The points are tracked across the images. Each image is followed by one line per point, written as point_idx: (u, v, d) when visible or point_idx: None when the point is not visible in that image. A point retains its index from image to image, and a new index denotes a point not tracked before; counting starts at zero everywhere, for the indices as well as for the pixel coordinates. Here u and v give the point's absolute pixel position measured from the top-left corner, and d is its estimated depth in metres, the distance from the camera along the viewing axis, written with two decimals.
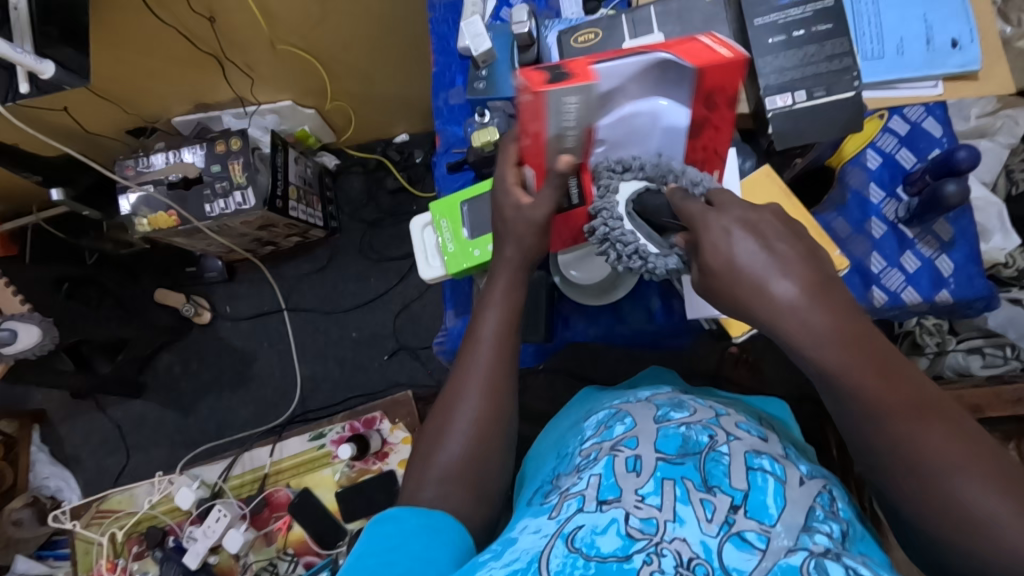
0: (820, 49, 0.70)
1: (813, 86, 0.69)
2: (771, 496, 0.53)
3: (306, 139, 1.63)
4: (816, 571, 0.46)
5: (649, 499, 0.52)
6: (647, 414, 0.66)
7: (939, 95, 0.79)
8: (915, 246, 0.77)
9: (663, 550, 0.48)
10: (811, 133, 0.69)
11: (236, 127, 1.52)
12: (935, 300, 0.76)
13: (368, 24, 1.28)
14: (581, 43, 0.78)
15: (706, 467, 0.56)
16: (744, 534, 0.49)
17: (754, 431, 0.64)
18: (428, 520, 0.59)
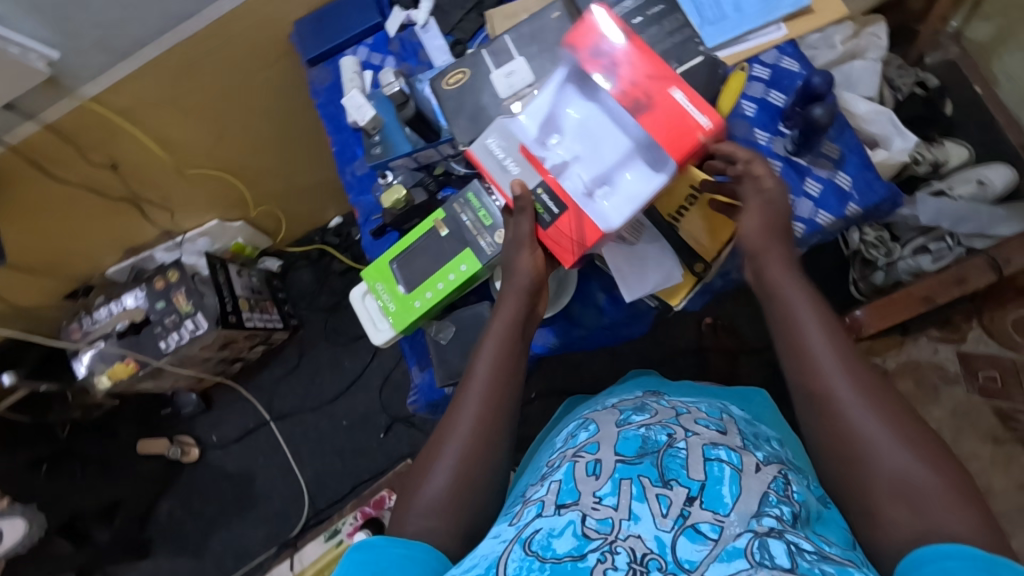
0: (661, 28, 0.77)
1: (666, 61, 0.75)
2: (726, 485, 0.57)
3: (242, 250, 1.64)
4: (759, 550, 0.50)
5: (606, 499, 0.56)
6: (610, 419, 0.69)
7: (785, 36, 0.85)
8: (812, 171, 0.82)
9: (618, 547, 0.52)
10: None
11: (169, 260, 1.53)
12: (847, 214, 0.81)
13: (269, 127, 1.32)
14: (453, 84, 0.81)
15: (663, 464, 0.60)
16: (698, 527, 0.53)
17: (713, 425, 0.67)
18: (412, 551, 0.57)
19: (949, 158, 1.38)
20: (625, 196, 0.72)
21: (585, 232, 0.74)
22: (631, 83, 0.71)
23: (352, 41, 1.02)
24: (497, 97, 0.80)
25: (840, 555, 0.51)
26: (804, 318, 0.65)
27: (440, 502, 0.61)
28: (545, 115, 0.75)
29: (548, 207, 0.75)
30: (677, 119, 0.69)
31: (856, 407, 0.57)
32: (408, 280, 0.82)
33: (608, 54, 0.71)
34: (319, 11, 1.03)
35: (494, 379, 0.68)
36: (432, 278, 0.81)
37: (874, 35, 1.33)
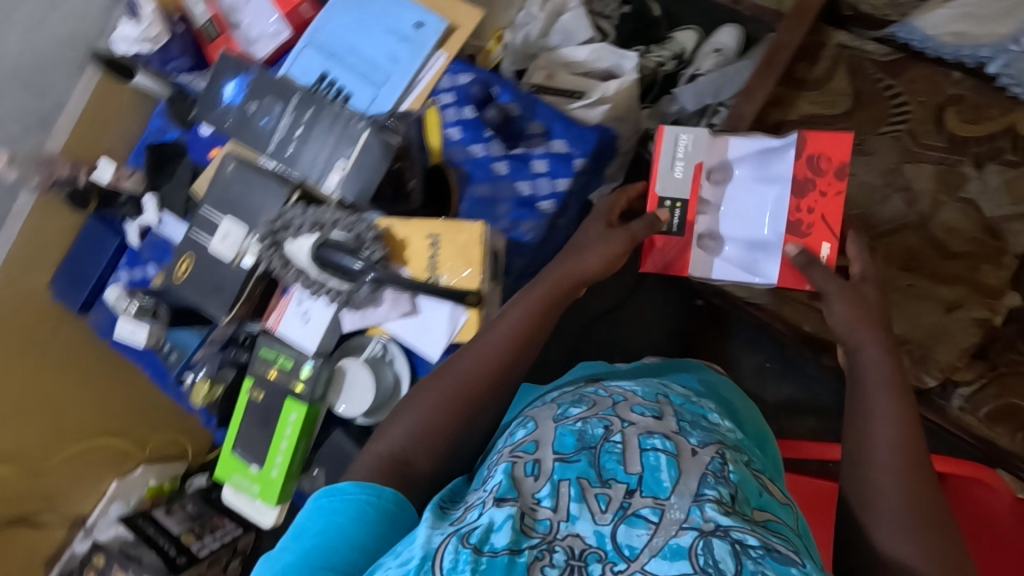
0: (322, 126, 0.77)
1: (344, 151, 0.76)
2: (664, 471, 0.58)
3: (163, 487, 1.36)
4: (703, 549, 0.52)
5: (544, 501, 0.57)
6: (547, 414, 0.68)
7: (448, 57, 0.91)
8: (532, 153, 0.87)
9: (556, 545, 0.53)
10: (364, 188, 0.76)
11: (86, 549, 1.30)
12: (578, 169, 0.86)
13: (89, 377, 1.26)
14: (182, 273, 0.79)
15: (601, 460, 0.60)
16: (638, 513, 0.56)
17: (651, 410, 0.67)
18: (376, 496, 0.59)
19: (684, 44, 1.54)
20: (725, 254, 0.96)
21: (683, 260, 0.96)
22: (812, 194, 0.89)
23: (109, 270, 1.03)
24: (225, 263, 0.77)
25: (786, 549, 0.54)
26: (885, 410, 0.66)
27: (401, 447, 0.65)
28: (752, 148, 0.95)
29: (675, 220, 0.94)
30: (812, 238, 0.89)
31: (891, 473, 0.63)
32: (255, 456, 0.82)
33: (817, 156, 0.90)
34: (66, 262, 1.05)
35: (505, 358, 0.68)
36: (273, 441, 0.81)
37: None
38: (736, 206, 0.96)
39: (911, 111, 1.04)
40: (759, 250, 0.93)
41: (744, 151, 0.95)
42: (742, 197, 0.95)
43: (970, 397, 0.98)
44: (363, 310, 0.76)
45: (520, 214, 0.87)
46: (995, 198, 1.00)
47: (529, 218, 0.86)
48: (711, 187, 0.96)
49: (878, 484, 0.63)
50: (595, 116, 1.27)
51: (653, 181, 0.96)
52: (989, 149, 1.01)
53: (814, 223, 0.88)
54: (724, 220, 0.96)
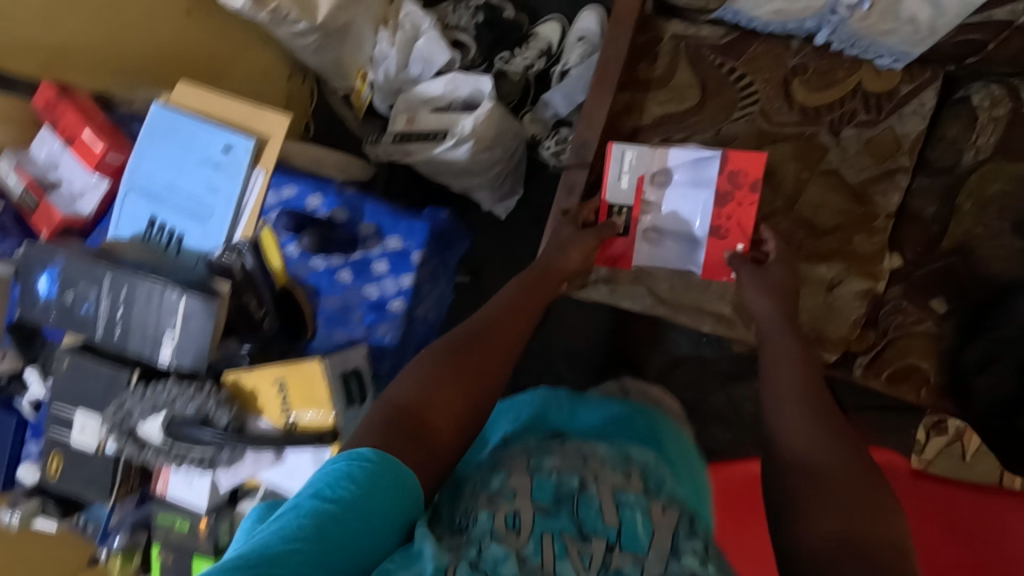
0: (139, 302, 0.76)
1: (166, 323, 0.75)
2: (640, 527, 0.57)
3: None
4: None
5: (531, 559, 0.53)
6: (519, 463, 0.64)
7: (267, 172, 0.89)
8: (370, 255, 0.86)
9: None
10: (198, 357, 0.75)
11: None
12: (418, 262, 0.85)
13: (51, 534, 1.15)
14: (55, 471, 0.80)
15: (581, 515, 0.58)
16: (620, 570, 0.53)
17: (619, 467, 0.65)
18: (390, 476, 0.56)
19: (550, 38, 1.48)
20: (665, 251, 0.98)
21: (628, 258, 0.98)
22: (734, 201, 0.91)
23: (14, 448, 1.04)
24: (91, 455, 0.78)
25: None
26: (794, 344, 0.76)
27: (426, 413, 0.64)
28: (688, 154, 0.94)
29: (622, 226, 0.96)
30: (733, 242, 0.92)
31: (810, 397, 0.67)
32: None
33: (739, 170, 0.91)
34: None
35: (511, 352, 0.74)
36: None
37: (410, 13, 1.44)
38: (672, 210, 0.96)
39: (759, 90, 1.00)
40: (693, 246, 0.96)
41: (682, 157, 0.95)
42: (677, 202, 0.96)
43: (869, 364, 0.98)
44: (230, 470, 0.78)
45: (376, 317, 0.86)
46: (857, 162, 0.98)
47: (384, 321, 0.86)
48: (652, 191, 0.96)
49: (785, 414, 0.65)
50: (463, 155, 1.24)
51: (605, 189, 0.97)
52: (843, 113, 0.97)
53: (736, 225, 0.92)
54: (662, 221, 0.97)
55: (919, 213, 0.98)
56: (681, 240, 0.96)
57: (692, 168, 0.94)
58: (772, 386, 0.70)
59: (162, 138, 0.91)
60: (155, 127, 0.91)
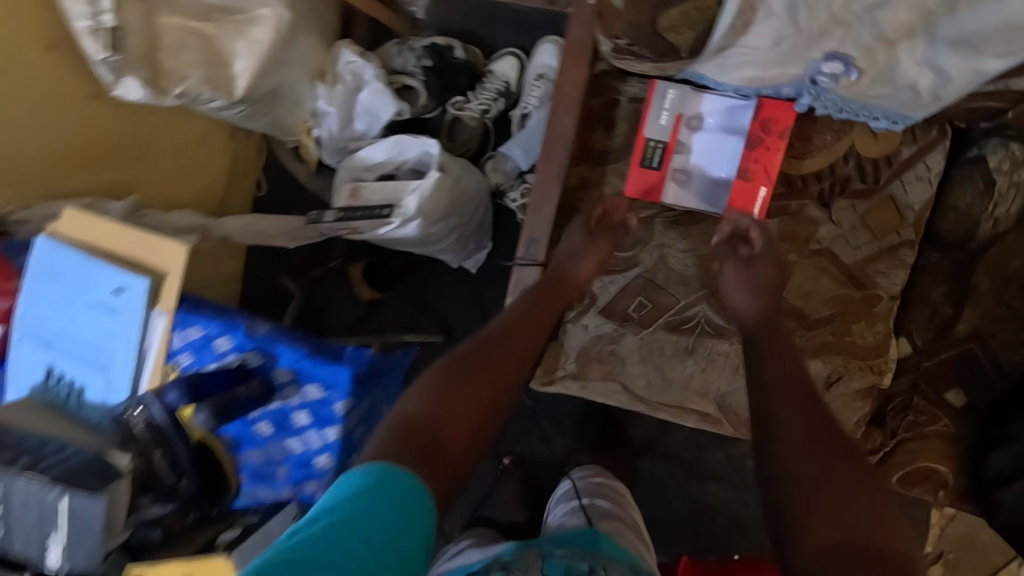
0: (17, 503, 0.66)
1: (49, 527, 0.65)
2: None
3: None
4: None
5: None
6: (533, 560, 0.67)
7: (170, 315, 0.77)
8: (288, 404, 0.75)
9: None
10: (90, 557, 0.66)
11: None
12: (344, 413, 0.74)
13: None
14: None
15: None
16: None
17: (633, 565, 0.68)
18: (403, 488, 0.52)
19: (507, 75, 1.34)
20: (692, 191, 0.87)
21: (657, 189, 0.87)
22: (760, 148, 0.82)
23: None
24: None
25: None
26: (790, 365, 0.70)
27: (454, 397, 0.63)
28: (723, 102, 0.83)
29: (653, 158, 0.86)
30: (756, 182, 0.83)
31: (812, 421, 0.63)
32: None
33: (769, 119, 0.81)
34: None
35: (530, 347, 0.74)
36: None
37: (351, 61, 1.30)
38: (703, 153, 0.85)
39: None
40: (717, 188, 0.86)
41: (717, 103, 0.83)
42: (707, 146, 0.85)
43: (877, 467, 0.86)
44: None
45: (303, 473, 0.77)
46: (854, 238, 0.84)
47: (312, 477, 0.76)
48: (685, 133, 0.85)
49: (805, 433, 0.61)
50: (413, 232, 1.12)
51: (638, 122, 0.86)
52: (834, 182, 0.83)
53: (762, 169, 0.83)
54: (694, 162, 0.85)
55: (928, 293, 0.84)
56: (714, 184, 0.85)
57: (727, 113, 0.82)
58: (760, 378, 0.69)
59: (49, 279, 0.80)
60: (40, 266, 0.80)
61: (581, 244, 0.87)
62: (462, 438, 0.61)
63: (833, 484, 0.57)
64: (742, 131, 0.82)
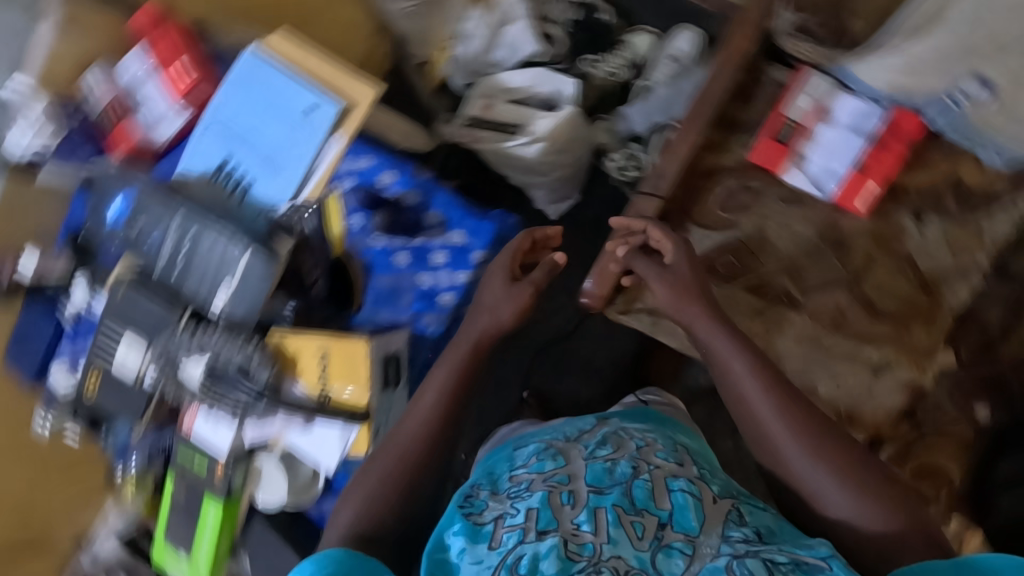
0: (205, 247, 0.77)
1: (225, 273, 0.76)
2: (691, 511, 0.69)
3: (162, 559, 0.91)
4: (738, 566, 0.63)
5: (585, 526, 0.66)
6: (576, 454, 0.77)
7: (346, 142, 0.88)
8: (430, 244, 0.86)
9: (602, 567, 0.63)
10: (250, 309, 0.76)
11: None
12: (478, 263, 0.85)
13: None
14: (91, 388, 0.82)
15: (632, 493, 0.70)
16: (672, 544, 0.66)
17: (671, 455, 0.78)
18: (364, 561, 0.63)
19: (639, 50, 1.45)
20: (808, 172, 0.98)
21: (777, 162, 0.99)
22: (878, 149, 0.94)
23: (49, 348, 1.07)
24: (129, 382, 0.80)
25: (815, 558, 0.66)
26: (750, 386, 0.77)
27: (405, 454, 0.71)
28: (858, 103, 0.94)
29: (782, 134, 0.98)
30: (866, 178, 0.95)
31: (787, 444, 0.73)
32: (185, 543, 0.88)
33: (893, 127, 0.93)
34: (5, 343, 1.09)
35: (453, 385, 0.74)
36: (198, 533, 0.87)
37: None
38: (826, 143, 0.96)
39: None
40: (830, 176, 0.97)
41: (852, 103, 0.95)
42: (832, 138, 0.96)
43: (894, 456, 0.94)
44: (261, 421, 0.82)
45: (423, 305, 0.87)
46: (934, 253, 0.95)
47: (431, 311, 0.87)
48: (816, 123, 0.97)
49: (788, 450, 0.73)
50: (532, 154, 1.23)
51: (778, 104, 0.99)
52: (930, 202, 0.95)
53: (875, 167, 0.94)
54: (817, 148, 0.97)
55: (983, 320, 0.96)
56: (829, 171, 0.97)
57: (857, 113, 0.94)
58: (743, 404, 0.77)
59: (248, 83, 0.90)
60: (245, 70, 0.90)
61: (501, 292, 0.79)
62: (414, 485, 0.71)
63: (826, 498, 0.71)
64: (867, 130, 0.94)
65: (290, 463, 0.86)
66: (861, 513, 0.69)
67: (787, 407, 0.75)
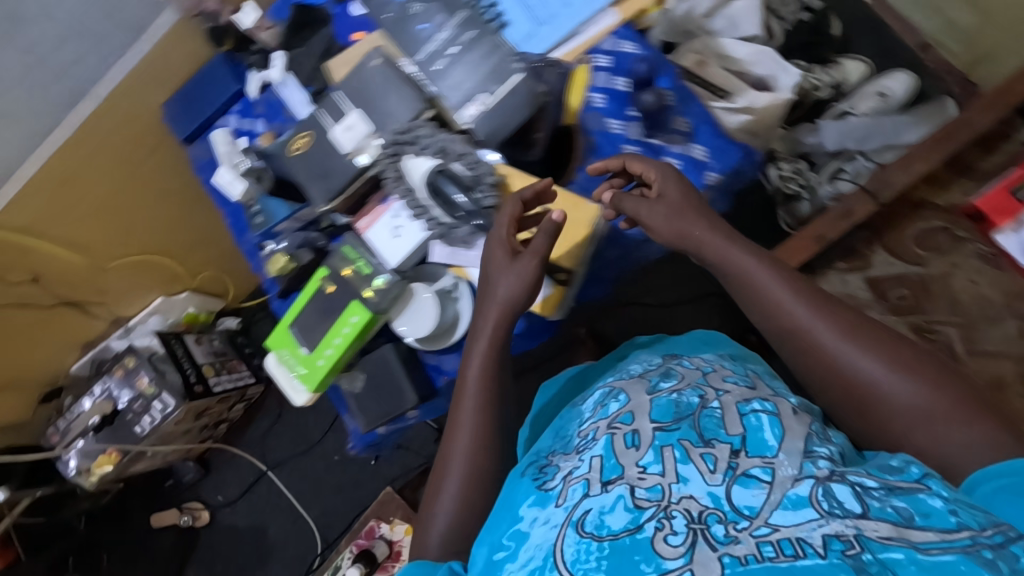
0: (476, 53, 0.74)
1: (488, 85, 0.73)
2: (766, 430, 0.54)
3: (275, 341, 0.87)
4: (825, 495, 0.47)
5: (651, 467, 0.52)
6: (638, 388, 0.63)
7: (619, 21, 0.87)
8: (667, 148, 0.83)
9: (673, 511, 0.49)
10: (499, 129, 0.73)
11: (270, 370, 0.89)
12: (708, 184, 0.81)
13: (118, 226, 1.28)
14: (298, 148, 0.79)
15: (700, 425, 0.55)
16: (749, 472, 0.50)
17: (741, 380, 0.64)
18: (437, 566, 0.61)
19: (846, 76, 1.40)
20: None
21: (1004, 216, 0.96)
22: None
23: (219, 112, 1.04)
24: (341, 153, 0.77)
25: (908, 481, 0.51)
26: (799, 306, 0.64)
27: (472, 445, 0.68)
28: None
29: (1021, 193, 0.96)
30: None
31: (858, 359, 0.61)
32: (308, 340, 0.84)
33: None
34: (177, 92, 1.06)
35: (498, 344, 0.71)
36: (328, 334, 0.83)
37: None
38: None
39: None
40: None
41: None
42: None
43: None
44: (463, 245, 0.78)
45: None
46: None
47: None
48: None
49: (873, 363, 0.60)
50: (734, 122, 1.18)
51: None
52: None
53: None
54: None
55: None
56: None
57: None
58: (795, 316, 0.64)
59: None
60: None
61: (502, 271, 0.71)
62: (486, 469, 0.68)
63: (901, 419, 0.58)
64: None
65: (444, 301, 0.80)
66: (934, 428, 0.57)
67: (843, 331, 0.62)
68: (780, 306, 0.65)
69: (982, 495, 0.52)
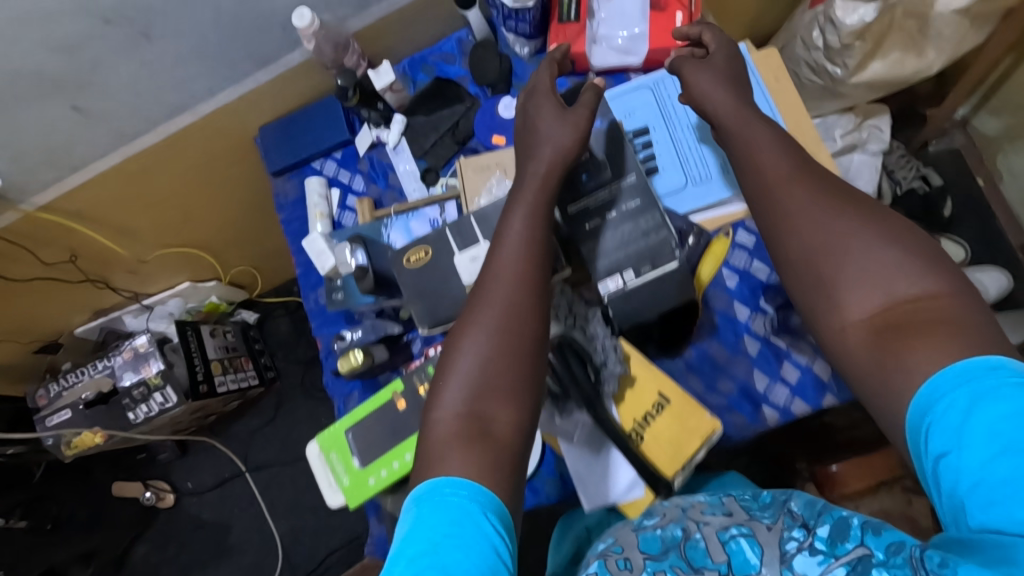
0: (635, 226, 0.68)
1: (639, 263, 0.67)
2: (750, 550, 0.46)
3: (325, 436, 0.81)
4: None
5: None
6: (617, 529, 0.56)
7: None
8: (791, 355, 0.78)
9: None
10: (644, 310, 0.68)
11: (312, 459, 0.82)
12: (823, 405, 0.77)
13: (172, 215, 1.16)
14: (415, 263, 0.72)
15: (687, 555, 0.48)
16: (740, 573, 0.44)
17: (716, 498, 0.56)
18: (461, 496, 0.47)
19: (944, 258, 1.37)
20: None
21: None
22: None
23: (319, 154, 0.95)
24: (458, 284, 0.71)
25: (857, 546, 0.43)
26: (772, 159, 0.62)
27: (491, 341, 0.55)
28: None
29: None
30: None
31: (825, 216, 0.56)
32: (362, 453, 0.78)
33: None
34: (283, 116, 0.97)
35: (543, 183, 0.65)
36: (386, 455, 0.77)
37: (877, 126, 1.30)
38: None
39: None
40: None
41: None
42: None
43: None
44: (562, 414, 0.69)
45: (740, 402, 0.78)
46: None
47: (745, 415, 0.77)
48: None
49: (840, 222, 0.55)
50: None
51: None
52: None
53: None
54: None
55: None
56: None
57: None
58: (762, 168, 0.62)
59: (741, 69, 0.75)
60: None
61: (553, 118, 0.68)
62: (515, 317, 0.57)
63: (869, 275, 0.52)
64: None
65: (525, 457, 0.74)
66: (902, 286, 0.51)
67: (814, 189, 0.59)
68: (768, 169, 0.62)
69: (940, 418, 0.43)
